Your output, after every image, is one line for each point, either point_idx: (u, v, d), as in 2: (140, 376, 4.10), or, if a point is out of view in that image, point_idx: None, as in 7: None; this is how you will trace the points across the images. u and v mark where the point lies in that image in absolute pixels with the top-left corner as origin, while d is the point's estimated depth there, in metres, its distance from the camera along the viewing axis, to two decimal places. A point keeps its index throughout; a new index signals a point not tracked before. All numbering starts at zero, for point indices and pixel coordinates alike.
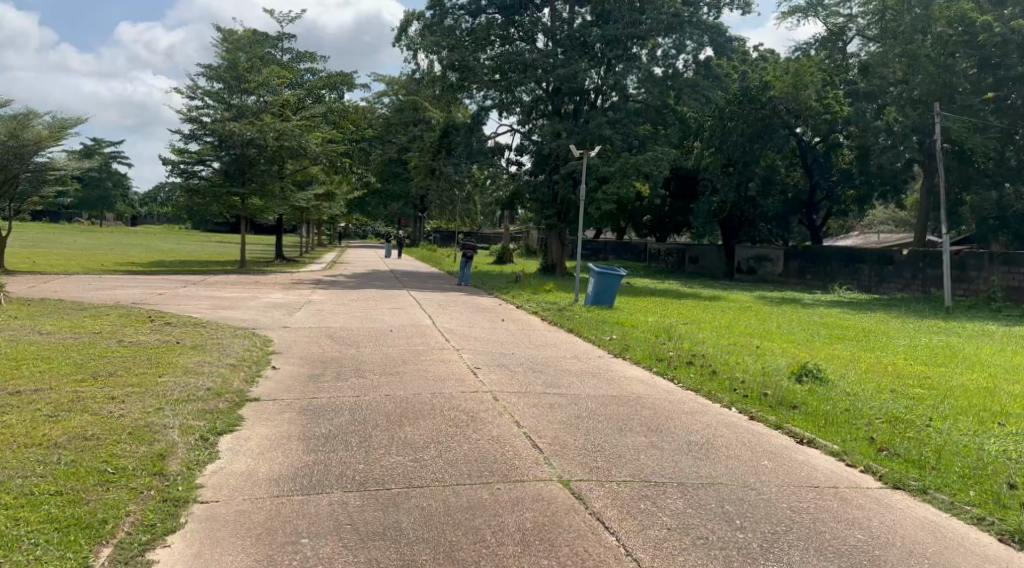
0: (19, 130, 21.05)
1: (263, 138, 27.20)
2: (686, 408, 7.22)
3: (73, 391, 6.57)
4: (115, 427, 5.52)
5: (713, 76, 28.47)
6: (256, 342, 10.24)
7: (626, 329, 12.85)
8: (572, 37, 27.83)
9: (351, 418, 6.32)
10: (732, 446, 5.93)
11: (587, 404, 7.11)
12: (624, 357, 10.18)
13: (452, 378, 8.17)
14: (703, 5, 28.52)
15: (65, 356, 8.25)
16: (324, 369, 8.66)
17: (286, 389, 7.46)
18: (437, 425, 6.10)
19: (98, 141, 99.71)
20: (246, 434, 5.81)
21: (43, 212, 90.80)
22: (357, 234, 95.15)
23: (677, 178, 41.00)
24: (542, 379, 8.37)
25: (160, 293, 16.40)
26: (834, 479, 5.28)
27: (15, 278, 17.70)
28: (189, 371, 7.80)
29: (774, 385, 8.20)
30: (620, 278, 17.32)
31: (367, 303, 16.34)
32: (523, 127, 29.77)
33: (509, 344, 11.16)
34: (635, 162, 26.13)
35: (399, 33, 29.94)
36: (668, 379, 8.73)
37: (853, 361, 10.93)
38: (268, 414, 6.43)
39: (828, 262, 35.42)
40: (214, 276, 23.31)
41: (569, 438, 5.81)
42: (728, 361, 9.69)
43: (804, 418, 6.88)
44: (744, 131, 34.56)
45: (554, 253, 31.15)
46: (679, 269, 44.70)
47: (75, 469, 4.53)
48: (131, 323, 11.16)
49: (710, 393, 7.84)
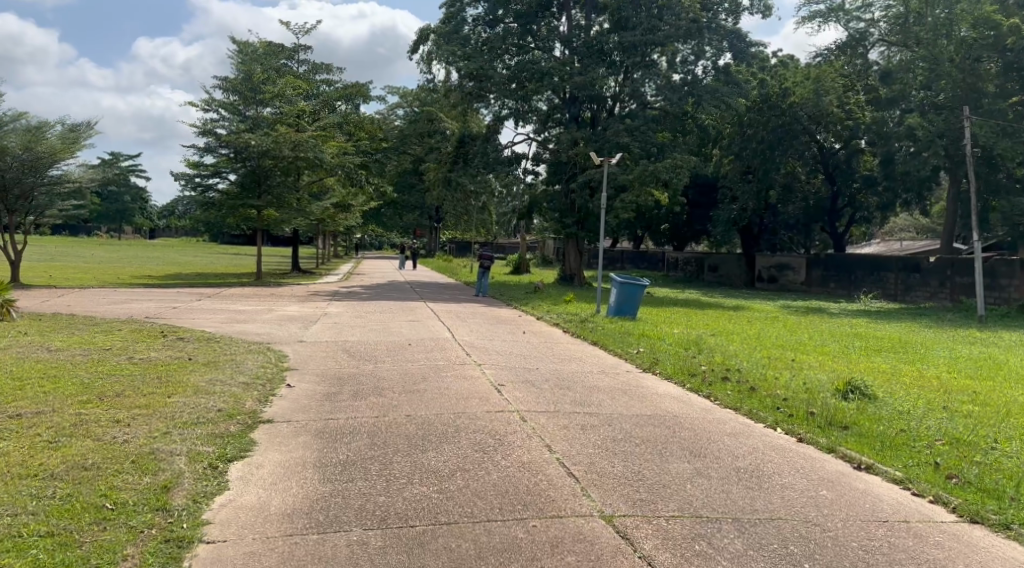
0: (33, 143, 20.89)
1: (279, 149, 27.02)
2: (728, 429, 6.73)
3: (76, 414, 6.20)
4: (118, 454, 5.12)
5: (734, 83, 27.83)
6: (270, 358, 9.85)
7: (653, 342, 12.35)
8: (589, 45, 27.50)
9: (370, 442, 5.89)
10: (786, 474, 5.45)
11: (620, 424, 6.66)
12: (654, 371, 9.70)
13: (476, 396, 7.70)
14: (721, 11, 28.10)
15: (72, 376, 7.89)
16: (342, 387, 8.24)
17: (301, 410, 7.03)
18: (462, 450, 5.66)
19: (117, 156, 100.67)
20: (258, 461, 5.38)
21: (63, 226, 91.60)
22: (373, 244, 95.56)
23: (696, 187, 41.02)
24: (571, 397, 7.90)
25: (174, 307, 16.15)
26: (903, 512, 4.78)
27: (29, 293, 17.50)
28: (200, 391, 7.40)
29: (819, 402, 7.70)
30: (643, 288, 16.80)
31: (385, 316, 15.94)
32: (540, 136, 29.35)
33: (533, 358, 10.69)
34: (654, 170, 25.57)
35: (414, 44, 29.67)
36: (704, 396, 8.24)
37: (897, 376, 10.36)
38: (281, 438, 6.02)
39: (852, 270, 34.64)
40: (229, 288, 23.05)
41: (606, 465, 5.34)
42: (767, 377, 9.17)
43: (858, 441, 6.37)
44: (763, 138, 34.43)
45: (572, 262, 30.65)
46: (698, 277, 44.03)
47: (69, 506, 4.12)
48: (143, 339, 10.83)
49: (751, 412, 7.36)
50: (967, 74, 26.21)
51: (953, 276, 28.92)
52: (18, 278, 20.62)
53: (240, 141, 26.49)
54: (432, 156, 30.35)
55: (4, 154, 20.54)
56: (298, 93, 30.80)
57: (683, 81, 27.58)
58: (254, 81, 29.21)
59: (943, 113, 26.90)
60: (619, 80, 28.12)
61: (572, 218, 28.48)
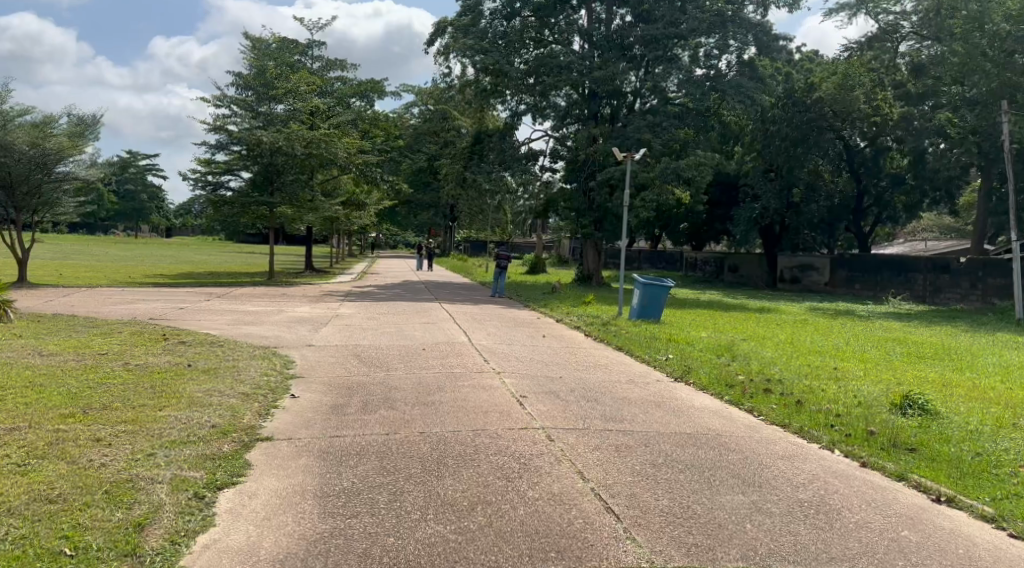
0: (42, 139, 20.38)
1: (291, 146, 26.49)
2: (779, 451, 6.07)
3: (54, 431, 5.56)
4: (92, 482, 4.47)
5: (759, 78, 26.87)
6: (275, 365, 9.19)
7: (681, 347, 11.62)
8: (609, 39, 26.92)
9: (379, 466, 5.22)
10: (856, 509, 4.76)
11: (658, 445, 5.94)
12: (687, 381, 8.96)
13: (496, 411, 7.00)
14: (749, 3, 27.09)
15: (60, 384, 7.29)
16: (351, 397, 7.58)
17: (306, 426, 6.37)
18: (483, 476, 4.98)
19: (135, 154, 101.06)
20: (251, 489, 4.74)
21: (79, 224, 91.60)
22: (388, 244, 95.62)
23: (718, 184, 39.90)
24: (600, 411, 7.17)
25: (181, 308, 15.56)
26: (1006, 561, 4.03)
27: (33, 293, 17.00)
28: (194, 403, 6.74)
29: (879, 420, 7.01)
30: (667, 289, 16.05)
31: (398, 318, 15.30)
32: (557, 133, 28.60)
33: (554, 366, 10.00)
34: (676, 167, 24.86)
35: (431, 37, 29.01)
36: (746, 410, 7.52)
37: (949, 386, 9.59)
38: (280, 459, 5.36)
39: (878, 270, 33.64)
40: (240, 289, 22.51)
41: (650, 498, 4.62)
42: (815, 390, 8.41)
43: (931, 467, 5.68)
44: (787, 134, 33.23)
45: (589, 262, 29.92)
46: (718, 277, 43.18)
47: (19, 553, 3.47)
48: (143, 342, 10.25)
49: (802, 431, 6.70)
50: (1003, 68, 24.16)
51: (986, 277, 27.92)
52: (27, 276, 20.15)
53: (253, 138, 26.01)
54: (448, 153, 29.86)
55: (10, 151, 19.99)
56: (311, 90, 30.27)
57: (705, 76, 26.55)
58: (267, 77, 28.18)
59: (977, 108, 25.79)
60: (638, 75, 27.03)
61: (590, 217, 27.62)
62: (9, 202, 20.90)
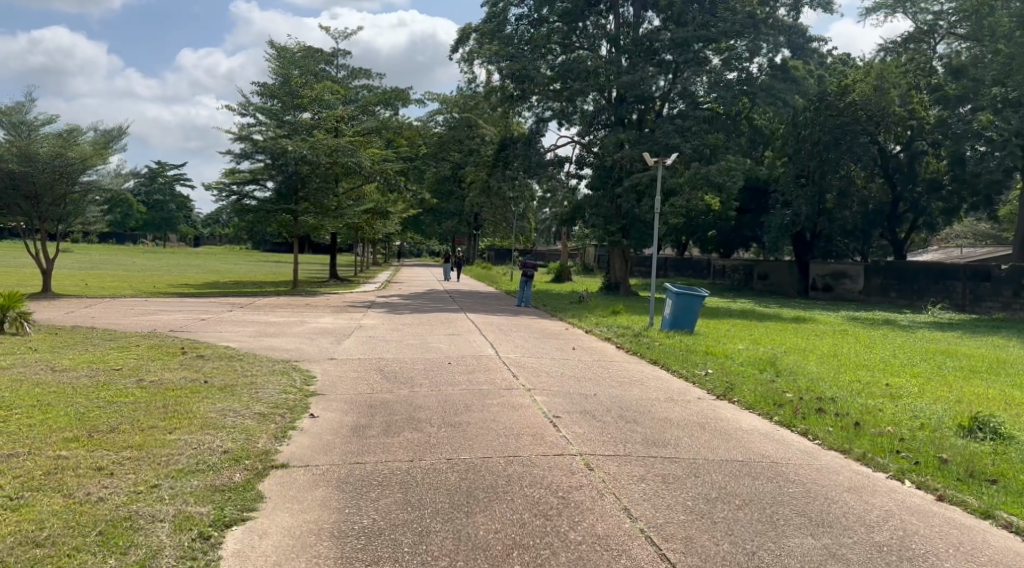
0: (65, 149, 20.32)
1: (316, 155, 26.39)
2: (843, 483, 5.51)
3: (54, 458, 5.15)
4: (87, 521, 4.04)
5: (792, 80, 26.16)
6: (294, 381, 8.76)
7: (721, 361, 11.02)
8: (637, 43, 26.31)
9: (402, 500, 4.72)
10: (944, 555, 4.17)
11: (709, 475, 5.39)
12: (732, 399, 8.40)
13: (528, 433, 6.50)
14: (780, 6, 26.48)
15: (66, 404, 6.88)
16: (372, 417, 7.11)
17: (324, 450, 5.90)
18: (517, 514, 4.46)
19: (163, 165, 102.47)
20: (262, 526, 4.27)
21: (110, 235, 93.24)
22: (413, 252, 96.30)
23: (747, 190, 39.08)
24: (641, 434, 6.59)
25: (203, 319, 15.33)
26: None
27: (58, 304, 16.87)
28: (207, 425, 6.30)
29: (949, 446, 6.43)
30: (701, 299, 15.43)
31: (423, 329, 14.88)
32: (583, 138, 28.01)
33: (586, 381, 9.46)
34: (706, 172, 24.18)
35: (456, 44, 28.66)
36: (799, 433, 6.97)
37: (1013, 405, 8.89)
38: (295, 491, 4.90)
39: (915, 278, 32.57)
40: (264, 299, 22.30)
41: (708, 542, 4.09)
42: (871, 410, 7.85)
43: (1019, 502, 5.07)
44: (819, 139, 32.80)
45: (617, 270, 29.29)
46: (747, 285, 42.27)
47: None
48: (160, 357, 9.92)
49: (865, 458, 6.15)
50: None
51: None
52: (51, 287, 20.08)
53: (277, 147, 25.92)
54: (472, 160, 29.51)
55: (34, 161, 19.98)
56: (335, 97, 30.14)
57: (737, 80, 25.64)
58: (293, 86, 28.05)
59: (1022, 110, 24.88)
60: (667, 79, 26.43)
61: (617, 225, 27.02)
62: (33, 211, 20.86)
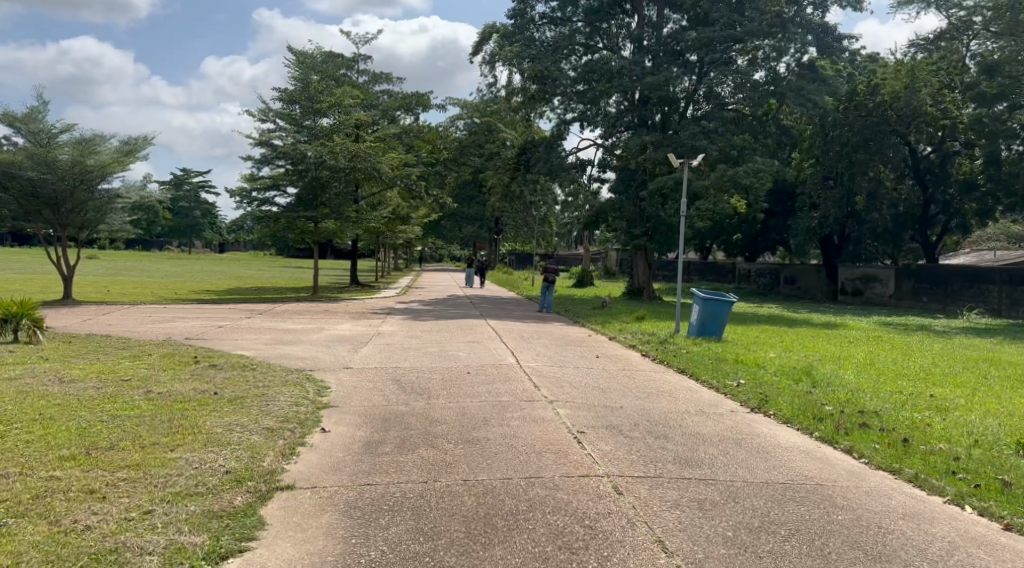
0: (84, 156, 20.28)
1: (336, 159, 26.19)
2: (899, 509, 5.01)
3: (46, 478, 4.84)
4: (67, 553, 3.68)
5: (820, 80, 25.59)
6: (308, 392, 8.42)
7: (753, 371, 10.51)
8: (663, 44, 25.91)
9: (415, 528, 4.34)
10: None
11: (749, 500, 4.94)
12: (768, 412, 7.95)
13: (551, 450, 6.09)
14: (807, 4, 25.74)
15: (67, 418, 6.60)
16: (387, 432, 6.75)
17: (332, 470, 5.52)
18: (539, 546, 4.05)
19: (188, 172, 103.36)
20: (259, 559, 3.89)
21: (136, 240, 94.12)
22: (434, 256, 96.38)
23: (773, 193, 38.35)
24: (672, 452, 6.15)
25: (219, 325, 15.10)
26: None
27: (77, 312, 16.74)
28: (211, 441, 5.98)
29: (1011, 466, 5.90)
30: (729, 305, 14.94)
31: (443, 336, 14.51)
32: (606, 141, 27.55)
33: (613, 392, 9.02)
34: (733, 174, 23.59)
35: (477, 46, 28.43)
36: (843, 450, 6.50)
37: None
38: (299, 517, 4.53)
39: (947, 281, 31.62)
40: (284, 305, 22.08)
41: None
42: (920, 424, 7.36)
43: None
44: (848, 139, 31.95)
45: (640, 275, 28.70)
46: (773, 289, 41.45)
47: None
48: (172, 366, 9.67)
49: (918, 477, 5.70)
50: None
51: None
52: (70, 294, 20.03)
53: (298, 152, 25.80)
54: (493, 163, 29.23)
55: (53, 168, 20.00)
56: (355, 102, 29.93)
57: (764, 80, 25.07)
58: (312, 90, 27.79)
59: None
60: (692, 79, 25.86)
61: (641, 228, 26.50)
62: (53, 218, 20.88)
